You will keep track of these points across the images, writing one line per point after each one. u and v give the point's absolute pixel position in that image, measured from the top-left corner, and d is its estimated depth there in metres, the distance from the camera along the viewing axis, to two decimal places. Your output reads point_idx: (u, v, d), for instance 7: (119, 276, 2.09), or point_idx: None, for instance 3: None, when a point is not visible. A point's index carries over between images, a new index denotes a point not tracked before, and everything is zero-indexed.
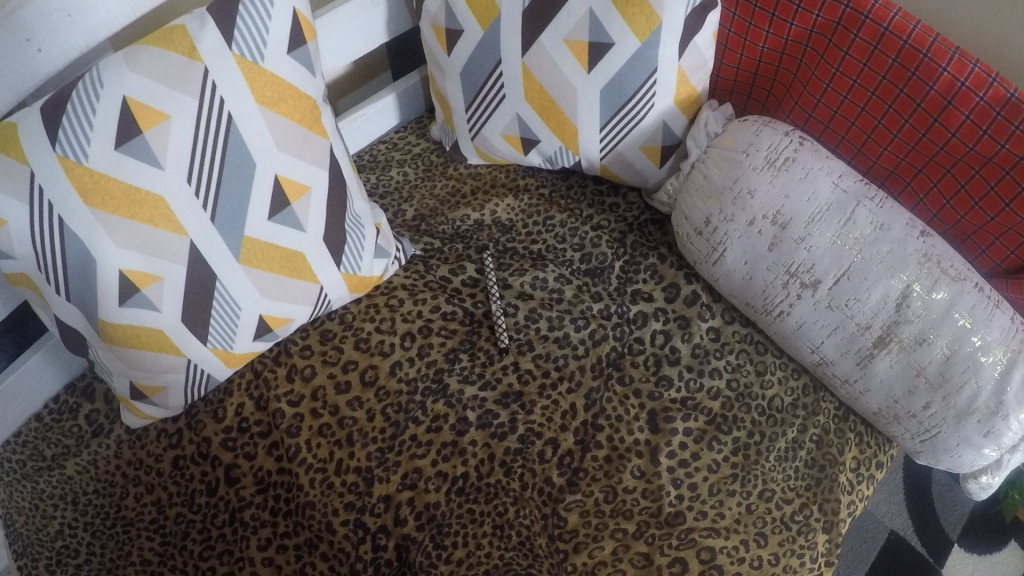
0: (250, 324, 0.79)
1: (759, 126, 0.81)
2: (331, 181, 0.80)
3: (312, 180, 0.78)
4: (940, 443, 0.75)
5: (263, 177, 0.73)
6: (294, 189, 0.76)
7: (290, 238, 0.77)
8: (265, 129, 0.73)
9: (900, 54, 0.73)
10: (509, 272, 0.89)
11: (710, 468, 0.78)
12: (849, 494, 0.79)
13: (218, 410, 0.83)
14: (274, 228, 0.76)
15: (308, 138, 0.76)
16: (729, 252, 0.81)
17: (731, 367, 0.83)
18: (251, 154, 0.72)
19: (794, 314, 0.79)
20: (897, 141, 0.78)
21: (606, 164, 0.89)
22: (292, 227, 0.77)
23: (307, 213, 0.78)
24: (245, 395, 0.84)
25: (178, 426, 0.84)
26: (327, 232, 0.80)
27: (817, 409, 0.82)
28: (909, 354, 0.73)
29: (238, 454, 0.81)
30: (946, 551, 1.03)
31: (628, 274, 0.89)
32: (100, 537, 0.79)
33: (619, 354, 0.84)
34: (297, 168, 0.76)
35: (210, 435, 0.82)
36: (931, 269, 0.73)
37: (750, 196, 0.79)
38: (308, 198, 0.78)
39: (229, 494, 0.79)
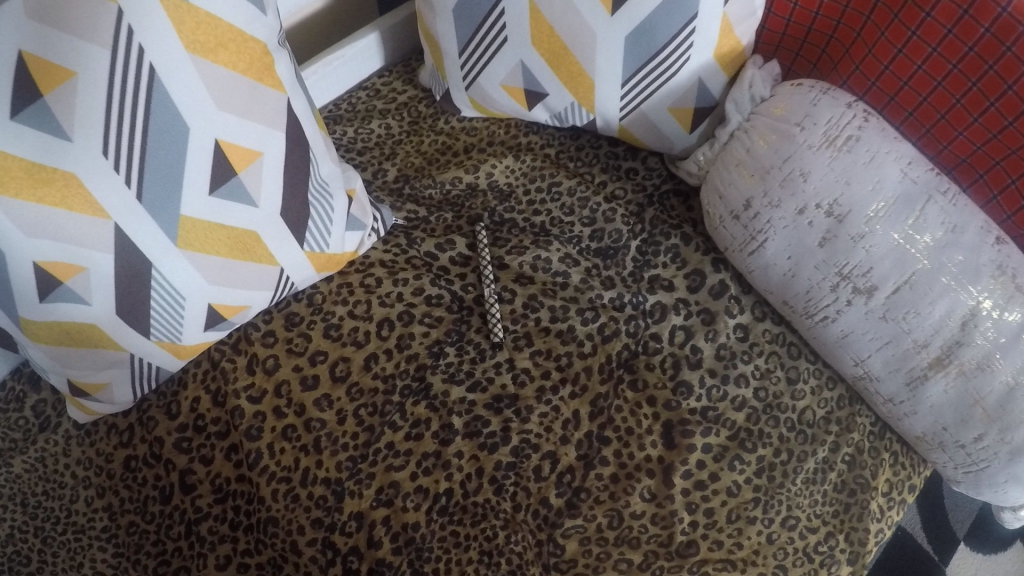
0: (198, 314, 0.67)
1: (817, 93, 0.68)
2: (288, 145, 0.66)
3: (265, 145, 0.64)
4: (986, 477, 0.66)
5: (200, 143, 0.59)
6: (240, 156, 0.62)
7: (240, 215, 0.64)
8: (200, 84, 0.58)
9: (995, 23, 0.59)
10: (506, 250, 0.77)
11: (729, 492, 0.69)
12: (879, 522, 0.70)
13: (171, 405, 0.73)
14: (217, 204, 0.62)
15: (255, 91, 0.62)
16: (771, 243, 0.68)
17: (759, 372, 0.73)
18: (182, 116, 0.58)
19: (840, 321, 0.67)
20: (978, 126, 0.64)
21: (626, 125, 0.75)
22: (240, 201, 0.64)
23: (258, 184, 0.64)
24: (201, 389, 0.73)
25: (129, 421, 0.74)
26: (285, 206, 0.67)
27: (852, 425, 0.72)
28: (968, 380, 0.62)
29: (194, 458, 0.71)
30: (953, 549, 0.95)
31: (645, 257, 0.76)
32: (51, 544, 0.70)
33: (632, 354, 0.73)
34: (242, 131, 0.62)
35: (162, 435, 0.72)
36: (1006, 283, 0.61)
37: (802, 179, 0.66)
38: (258, 165, 0.64)
39: (184, 504, 0.70)
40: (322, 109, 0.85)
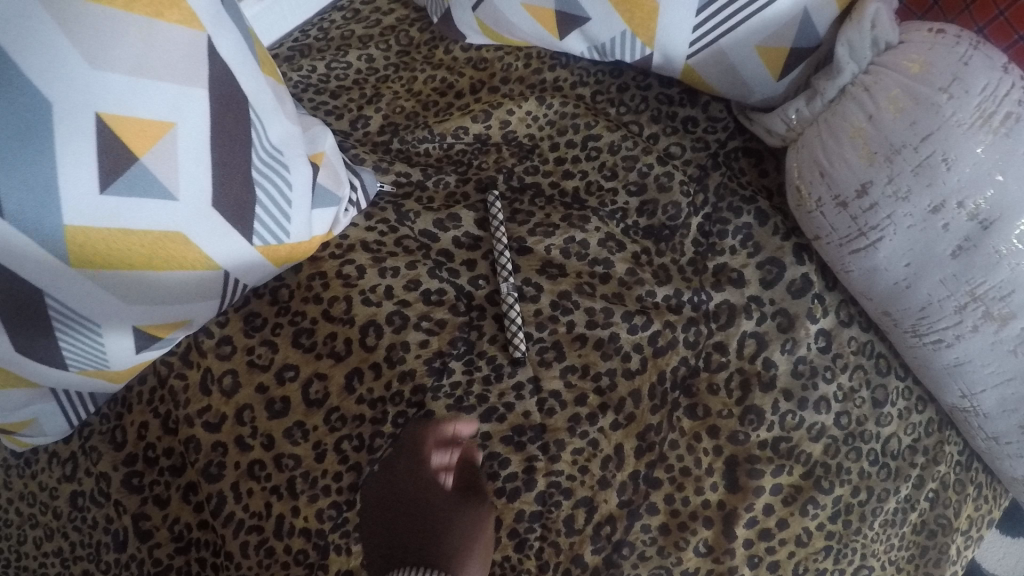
0: (121, 339, 0.51)
1: (968, 48, 0.49)
2: (214, 107, 0.46)
3: (178, 113, 0.44)
4: None
5: (73, 123, 0.40)
6: (139, 134, 0.43)
7: (151, 213, 0.45)
8: (63, 38, 0.39)
9: None
10: (529, 228, 0.59)
11: (798, 541, 0.57)
12: (954, 565, 0.61)
13: (116, 432, 0.59)
14: (115, 205, 0.43)
15: (150, 36, 0.42)
16: (886, 243, 0.52)
17: (842, 394, 0.58)
18: (36, 85, 0.39)
19: (958, 347, 0.53)
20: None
21: (693, 64, 0.56)
22: (151, 194, 0.44)
23: (173, 169, 0.45)
24: (148, 412, 0.59)
25: (71, 449, 0.59)
26: (218, 196, 0.48)
27: (939, 456, 0.60)
28: None
29: (147, 499, 0.57)
30: None
31: (707, 240, 0.59)
32: None
33: (691, 371, 0.57)
34: (140, 98, 0.42)
35: (108, 470, 0.58)
36: None
37: (944, 166, 0.48)
38: (171, 142, 0.44)
39: (142, 552, 0.56)
40: (285, 39, 0.68)
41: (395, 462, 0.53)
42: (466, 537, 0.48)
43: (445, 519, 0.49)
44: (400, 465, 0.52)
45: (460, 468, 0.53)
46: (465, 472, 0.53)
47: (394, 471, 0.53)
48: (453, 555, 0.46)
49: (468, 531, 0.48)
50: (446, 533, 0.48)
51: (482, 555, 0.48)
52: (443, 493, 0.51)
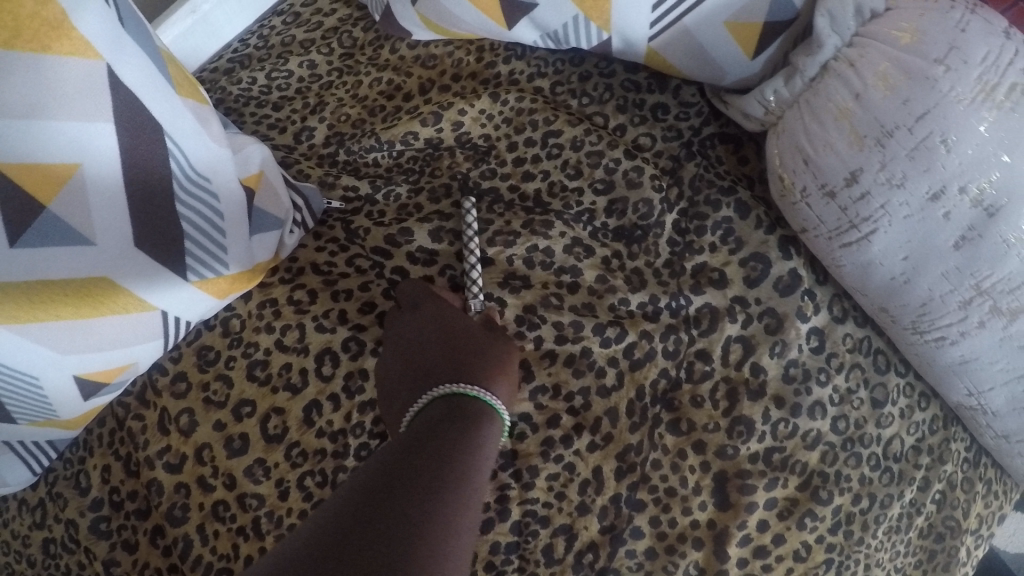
0: (65, 391, 0.47)
1: (964, 13, 0.44)
2: (127, 141, 0.42)
3: (82, 152, 0.40)
4: None
5: None
6: (43, 178, 0.39)
7: (71, 262, 0.42)
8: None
9: None
10: (488, 237, 0.54)
11: (797, 556, 0.53)
12: (965, 567, 0.57)
13: (80, 477, 0.56)
14: (29, 255, 0.40)
15: (41, 73, 0.37)
16: (879, 237, 0.47)
17: (839, 396, 0.54)
18: None
19: (963, 346, 0.48)
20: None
21: (657, 47, 0.50)
22: (63, 242, 0.41)
23: (87, 212, 0.41)
24: (110, 454, 0.56)
25: (38, 495, 0.57)
26: (139, 232, 0.44)
27: (946, 455, 0.56)
28: None
29: (116, 544, 0.55)
30: None
31: (684, 239, 0.54)
32: None
33: (672, 384, 0.53)
34: (36, 140, 0.38)
35: (75, 517, 0.55)
36: None
37: (943, 150, 0.43)
38: (80, 183, 0.40)
39: None
40: (225, 50, 0.64)
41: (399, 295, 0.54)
42: (494, 363, 0.49)
43: (478, 348, 0.50)
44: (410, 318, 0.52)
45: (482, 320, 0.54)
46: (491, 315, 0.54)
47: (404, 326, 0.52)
48: (480, 367, 0.48)
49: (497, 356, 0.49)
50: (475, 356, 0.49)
51: (512, 384, 0.49)
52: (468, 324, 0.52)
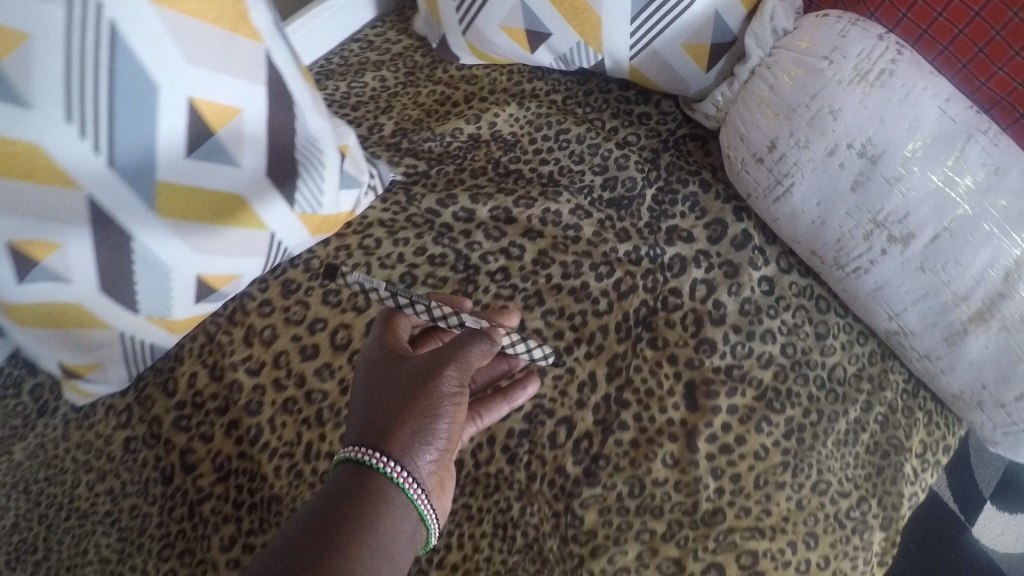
0: (187, 288, 0.63)
1: (845, 25, 0.60)
2: (271, 102, 0.60)
3: (244, 101, 0.58)
4: None
5: (174, 104, 0.53)
6: (218, 114, 0.56)
7: (221, 178, 0.59)
8: (167, 40, 0.51)
9: None
10: (513, 200, 0.71)
11: (756, 456, 0.64)
12: (913, 485, 0.66)
13: (168, 382, 0.70)
14: (197, 166, 0.57)
15: (230, 45, 0.56)
16: (798, 187, 0.61)
17: (786, 328, 0.67)
18: (149, 72, 0.51)
19: (874, 273, 0.60)
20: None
21: (636, 64, 0.67)
22: (220, 161, 0.58)
23: (240, 143, 0.59)
24: (198, 363, 0.70)
25: (126, 401, 0.71)
26: (271, 165, 0.62)
27: (885, 382, 0.67)
28: (1013, 335, 0.56)
29: (193, 436, 0.68)
30: (979, 509, 0.95)
31: (661, 207, 0.70)
32: (56, 532, 0.68)
33: (651, 311, 0.67)
34: (218, 87, 0.56)
35: (160, 415, 0.69)
36: None
37: (832, 117, 0.58)
38: (239, 122, 0.58)
39: (186, 484, 0.67)
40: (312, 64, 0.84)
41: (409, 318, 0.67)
42: (437, 408, 0.50)
43: (424, 385, 0.51)
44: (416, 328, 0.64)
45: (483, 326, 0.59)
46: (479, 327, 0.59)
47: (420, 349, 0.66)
48: (419, 411, 0.50)
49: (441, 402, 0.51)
50: (412, 397, 0.50)
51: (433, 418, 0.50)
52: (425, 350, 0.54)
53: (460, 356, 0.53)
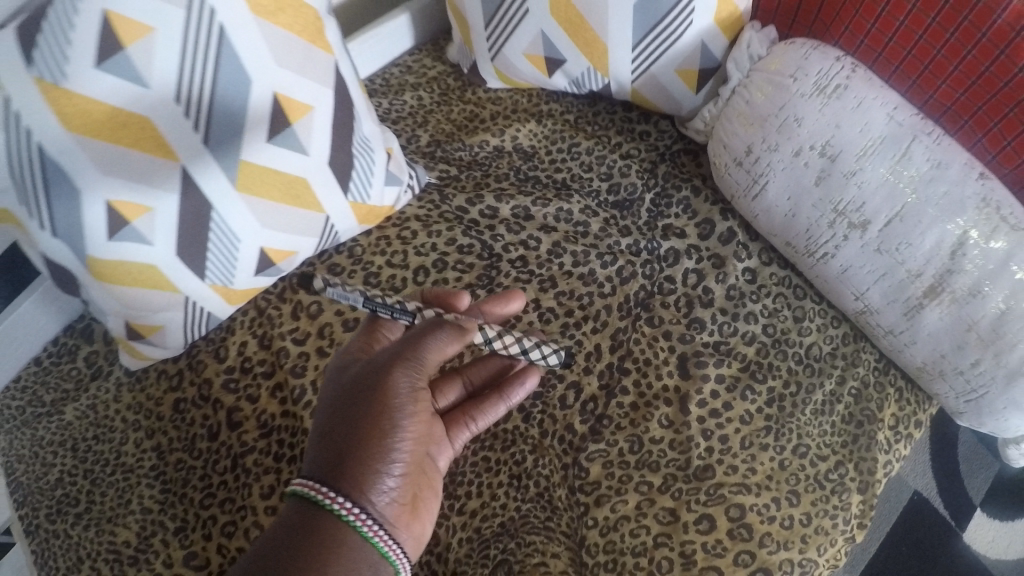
0: (251, 259, 0.73)
1: (809, 49, 0.69)
2: (337, 104, 0.72)
3: (316, 101, 0.69)
4: (986, 405, 0.67)
5: (262, 96, 0.65)
6: (295, 109, 0.68)
7: (293, 163, 0.70)
8: (262, 43, 0.64)
9: None
10: (531, 200, 0.81)
11: (742, 420, 0.73)
12: (886, 453, 0.73)
13: (219, 349, 0.79)
14: (273, 151, 0.68)
15: (309, 53, 0.68)
16: (772, 185, 0.71)
17: (767, 311, 0.76)
18: (246, 69, 0.63)
19: (840, 257, 0.69)
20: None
21: (638, 87, 0.77)
22: (293, 150, 0.70)
23: (310, 135, 0.70)
24: (248, 333, 0.79)
25: (178, 366, 0.80)
26: (332, 156, 0.73)
27: (857, 360, 0.75)
28: (961, 307, 0.64)
29: (241, 396, 0.76)
30: (969, 515, 1.01)
31: (658, 208, 0.80)
32: (100, 485, 0.76)
33: (648, 294, 0.77)
34: (298, 86, 0.68)
35: (211, 377, 0.78)
36: (991, 214, 0.62)
37: (796, 125, 0.68)
38: (311, 118, 0.70)
39: (231, 439, 0.75)
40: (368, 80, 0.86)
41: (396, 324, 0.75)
42: (397, 425, 0.56)
43: (383, 401, 0.56)
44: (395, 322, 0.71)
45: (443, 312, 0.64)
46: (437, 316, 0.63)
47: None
48: (380, 429, 0.56)
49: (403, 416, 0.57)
50: (372, 418, 0.55)
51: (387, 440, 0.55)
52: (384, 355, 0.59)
53: (413, 363, 0.58)
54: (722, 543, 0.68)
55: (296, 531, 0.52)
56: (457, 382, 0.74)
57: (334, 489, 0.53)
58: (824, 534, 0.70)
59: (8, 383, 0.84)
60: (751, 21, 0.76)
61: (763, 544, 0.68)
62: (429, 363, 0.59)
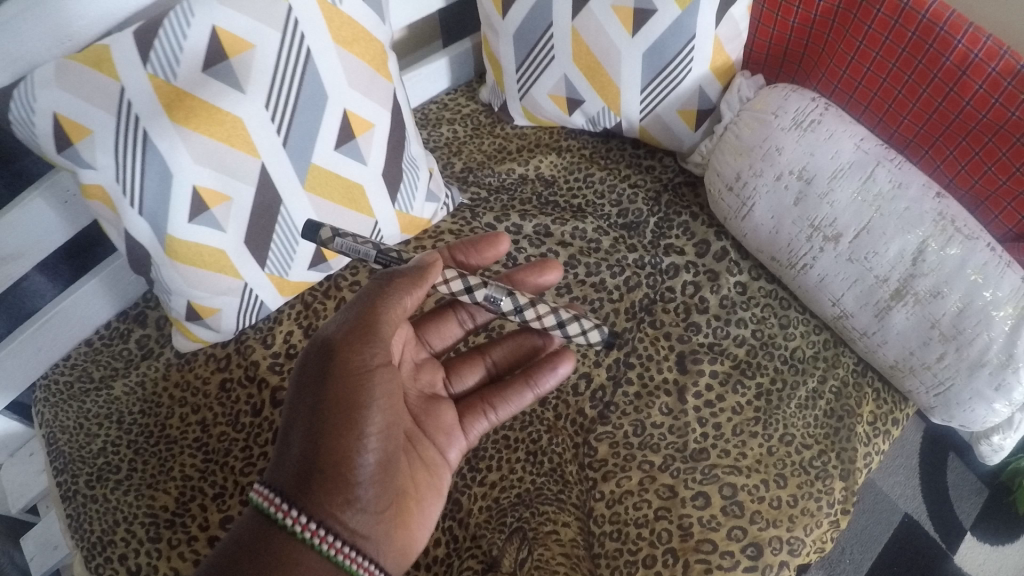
0: (307, 251, 0.84)
1: (788, 92, 0.83)
2: (393, 125, 0.85)
3: (377, 120, 0.82)
4: (954, 398, 0.75)
5: (335, 110, 0.78)
6: (360, 124, 0.81)
7: (353, 171, 0.82)
8: (339, 68, 0.77)
9: (919, 28, 0.71)
10: (550, 220, 0.92)
11: (733, 410, 0.82)
12: (865, 445, 0.81)
13: (267, 337, 0.88)
14: (338, 158, 0.81)
15: (374, 80, 0.81)
16: (758, 207, 0.82)
17: (756, 318, 0.86)
18: (325, 86, 0.76)
19: (817, 267, 0.80)
20: (991, 146, 0.71)
21: (645, 125, 0.90)
22: (354, 159, 0.82)
23: (369, 148, 0.83)
24: (294, 324, 0.89)
25: (227, 350, 0.89)
26: (385, 169, 0.85)
27: (837, 363, 0.85)
28: (925, 306, 0.74)
29: (285, 377, 0.85)
30: (959, 538, 1.08)
31: (661, 229, 0.91)
32: (142, 454, 0.83)
33: (651, 300, 0.88)
34: (364, 106, 0.80)
35: (258, 360, 0.86)
36: (946, 226, 0.74)
37: (778, 153, 0.80)
38: (371, 134, 0.82)
39: (274, 415, 0.83)
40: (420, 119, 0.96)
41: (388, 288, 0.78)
42: (362, 411, 0.60)
43: (340, 389, 0.60)
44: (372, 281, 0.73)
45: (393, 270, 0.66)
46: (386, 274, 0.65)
47: (432, 340, 0.83)
48: (344, 423, 0.60)
49: (369, 401, 0.61)
50: (331, 414, 0.60)
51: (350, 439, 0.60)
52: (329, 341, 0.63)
53: (369, 338, 0.62)
54: (716, 518, 0.76)
55: (252, 544, 0.57)
56: (480, 365, 0.82)
57: (293, 503, 0.58)
58: (809, 516, 0.77)
59: (58, 360, 0.90)
60: (744, 71, 0.90)
61: (754, 521, 0.76)
62: (378, 333, 0.62)
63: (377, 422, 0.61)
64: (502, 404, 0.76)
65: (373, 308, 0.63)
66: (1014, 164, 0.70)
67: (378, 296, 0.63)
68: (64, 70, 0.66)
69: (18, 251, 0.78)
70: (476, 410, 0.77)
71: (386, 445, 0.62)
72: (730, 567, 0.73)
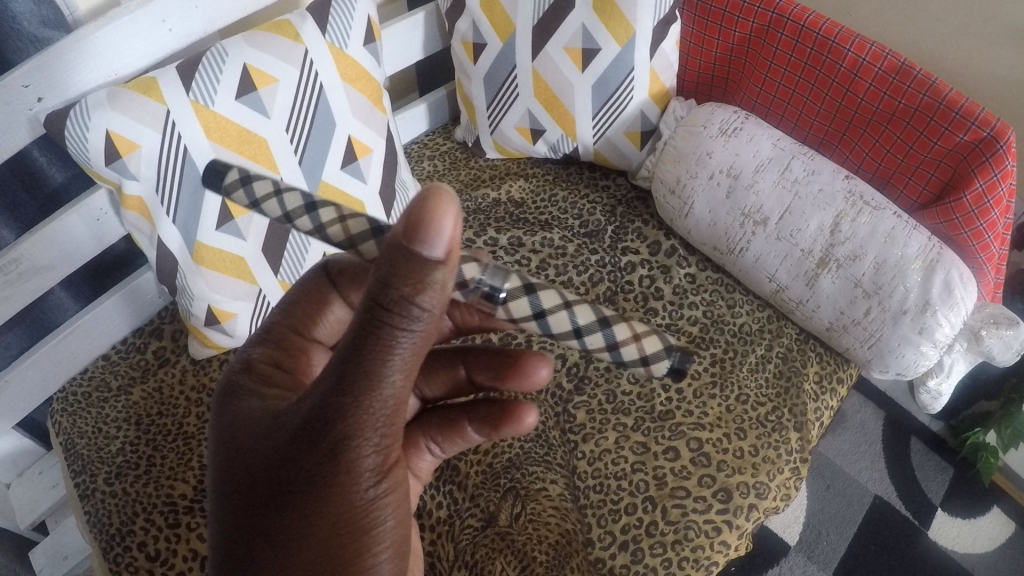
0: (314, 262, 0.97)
1: (714, 109, 1.00)
2: (387, 150, 0.99)
3: (374, 145, 0.97)
4: (885, 347, 0.87)
5: (344, 135, 0.93)
6: (361, 148, 0.95)
7: (356, 189, 0.96)
8: (345, 100, 0.92)
9: (816, 43, 0.90)
10: (522, 233, 1.05)
11: (693, 377, 0.93)
12: (814, 400, 0.93)
13: None
14: (344, 176, 0.94)
15: (373, 111, 0.96)
16: (697, 204, 0.98)
17: (706, 302, 1.00)
18: (334, 114, 0.91)
19: (752, 249, 0.94)
20: (887, 133, 0.89)
21: (599, 148, 1.07)
22: (357, 178, 0.96)
23: (368, 169, 0.97)
24: None
25: None
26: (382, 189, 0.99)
27: (781, 333, 0.98)
28: (846, 270, 0.88)
29: None
30: (931, 515, 1.23)
31: (619, 235, 1.06)
32: (161, 451, 0.90)
33: (614, 292, 1.00)
34: (365, 133, 0.95)
35: None
36: (856, 201, 0.89)
37: (708, 157, 0.97)
38: (370, 157, 0.96)
39: None
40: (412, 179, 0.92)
41: (300, 301, 0.61)
42: (376, 528, 0.50)
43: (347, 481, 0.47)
44: (286, 319, 0.61)
45: (372, 311, 0.43)
46: (368, 324, 0.43)
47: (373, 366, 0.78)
48: (356, 556, 0.49)
49: (382, 515, 0.50)
50: (335, 547, 0.49)
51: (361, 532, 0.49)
52: (303, 457, 0.48)
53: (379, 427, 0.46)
54: (687, 468, 0.85)
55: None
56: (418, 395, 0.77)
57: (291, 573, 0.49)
58: (770, 463, 0.87)
59: (76, 373, 0.97)
60: (680, 97, 1.10)
61: (721, 469, 0.85)
62: (389, 431, 0.47)
63: (390, 530, 0.51)
64: (444, 442, 0.72)
65: (368, 402, 0.45)
66: (907, 144, 0.88)
67: (368, 386, 0.44)
68: (116, 97, 0.78)
69: (52, 263, 0.87)
70: (420, 447, 0.72)
71: (402, 543, 0.53)
72: (703, 510, 0.83)
